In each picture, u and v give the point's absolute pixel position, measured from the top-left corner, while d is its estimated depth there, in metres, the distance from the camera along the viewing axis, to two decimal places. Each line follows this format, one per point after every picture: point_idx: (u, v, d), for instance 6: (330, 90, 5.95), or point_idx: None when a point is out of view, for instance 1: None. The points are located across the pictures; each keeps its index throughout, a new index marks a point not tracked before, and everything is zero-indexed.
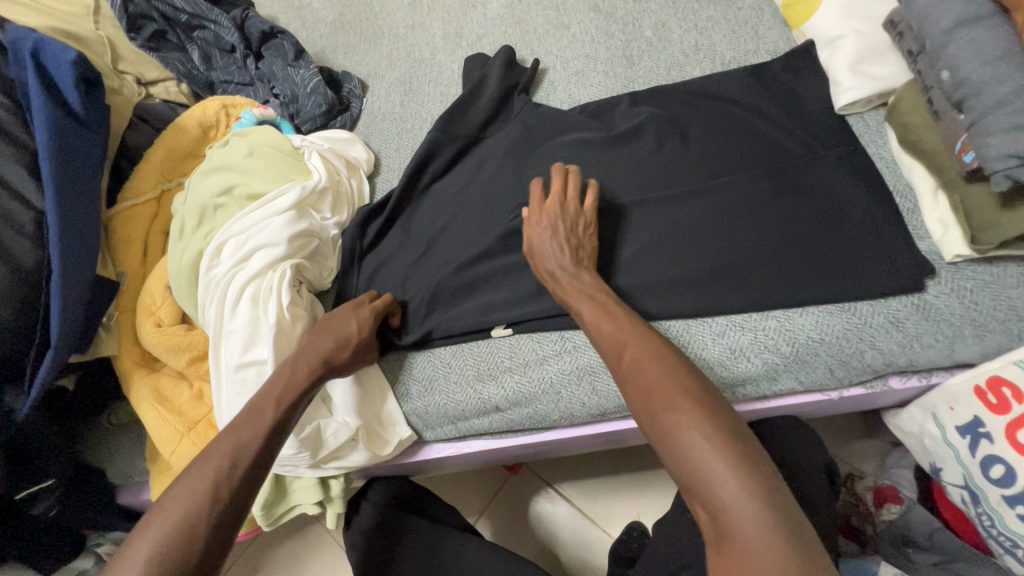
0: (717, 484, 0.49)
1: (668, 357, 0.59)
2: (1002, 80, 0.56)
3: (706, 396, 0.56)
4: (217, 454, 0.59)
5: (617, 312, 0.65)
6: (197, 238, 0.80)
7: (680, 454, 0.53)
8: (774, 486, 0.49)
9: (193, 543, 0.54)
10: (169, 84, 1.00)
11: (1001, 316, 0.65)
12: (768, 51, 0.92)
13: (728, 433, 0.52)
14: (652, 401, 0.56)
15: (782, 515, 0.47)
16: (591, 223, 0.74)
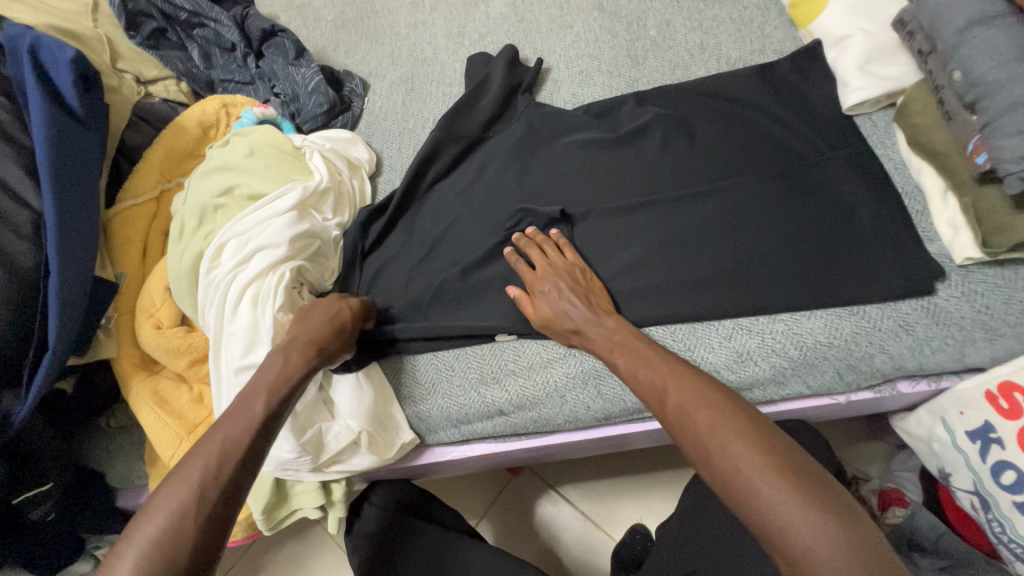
0: (789, 529, 0.47)
1: (712, 396, 0.58)
2: (1017, 81, 0.55)
3: (764, 434, 0.54)
4: (205, 449, 0.58)
5: (653, 356, 0.64)
6: (197, 239, 0.79)
7: (750, 504, 0.50)
8: (855, 526, 0.47)
9: (181, 541, 0.52)
10: (168, 83, 0.99)
11: (1012, 321, 0.65)
12: (774, 50, 0.91)
13: (796, 474, 0.50)
14: (707, 449, 0.54)
15: (870, 560, 0.45)
16: (584, 270, 0.76)
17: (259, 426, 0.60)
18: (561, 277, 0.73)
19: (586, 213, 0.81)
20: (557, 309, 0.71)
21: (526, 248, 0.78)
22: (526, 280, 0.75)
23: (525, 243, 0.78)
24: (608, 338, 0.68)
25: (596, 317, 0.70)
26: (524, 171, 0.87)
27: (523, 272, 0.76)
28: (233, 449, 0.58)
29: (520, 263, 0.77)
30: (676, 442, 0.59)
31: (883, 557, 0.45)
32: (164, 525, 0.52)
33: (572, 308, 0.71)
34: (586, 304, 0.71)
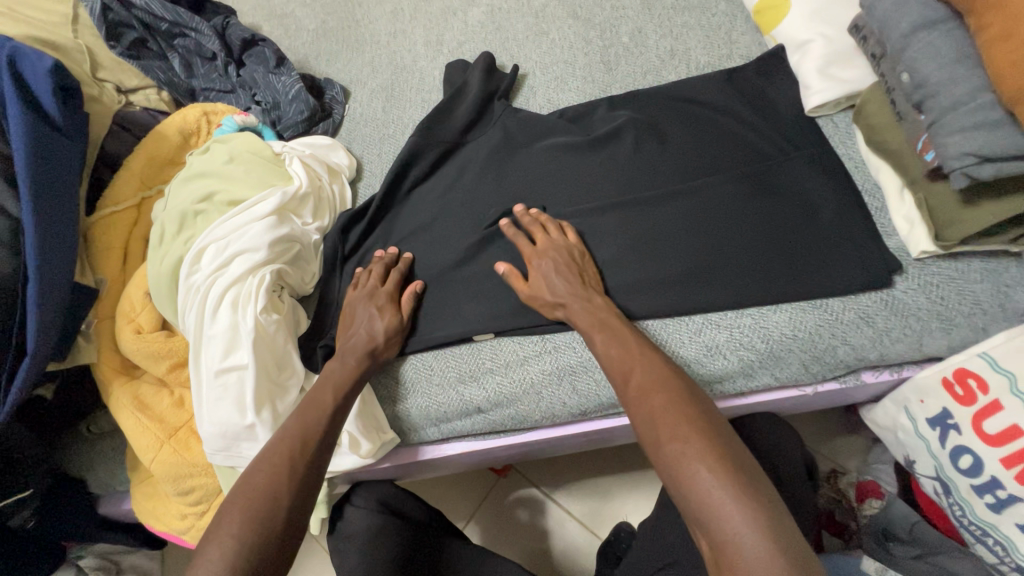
0: (722, 513, 0.49)
1: (674, 383, 0.61)
2: (958, 81, 0.58)
3: (713, 428, 0.56)
4: (289, 435, 0.65)
5: (629, 341, 0.67)
6: (177, 244, 0.80)
7: (685, 487, 0.53)
8: (781, 522, 0.49)
9: (275, 514, 0.58)
10: (149, 92, 1.00)
11: (966, 312, 0.68)
12: (741, 56, 0.94)
13: (734, 467, 0.52)
14: (658, 432, 0.57)
15: (790, 552, 0.47)
16: (584, 253, 0.77)
17: (330, 413, 0.67)
18: (558, 256, 0.76)
19: (561, 214, 0.83)
20: (547, 285, 0.74)
21: (528, 226, 0.80)
22: (522, 256, 0.78)
23: (526, 221, 0.80)
24: (580, 330, 0.71)
25: (584, 296, 0.72)
26: (501, 175, 0.89)
27: (521, 248, 0.78)
28: (310, 459, 0.63)
29: (518, 242, 0.79)
30: (632, 423, 0.61)
31: (803, 557, 0.47)
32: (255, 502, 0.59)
33: (561, 285, 0.73)
34: (576, 284, 0.73)
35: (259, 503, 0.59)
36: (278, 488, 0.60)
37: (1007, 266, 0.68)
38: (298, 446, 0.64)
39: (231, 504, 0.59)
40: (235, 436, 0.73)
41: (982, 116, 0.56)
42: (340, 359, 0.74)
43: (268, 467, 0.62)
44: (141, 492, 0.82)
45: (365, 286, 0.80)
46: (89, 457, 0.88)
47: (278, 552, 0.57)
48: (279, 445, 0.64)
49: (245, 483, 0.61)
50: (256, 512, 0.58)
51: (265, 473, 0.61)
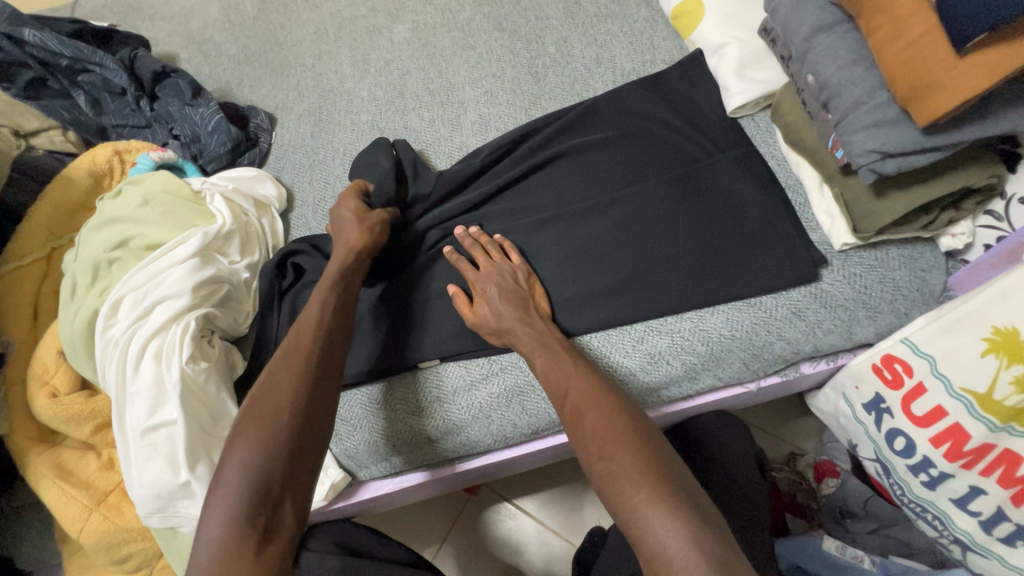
0: (648, 524, 0.50)
1: (607, 398, 0.61)
2: (857, 82, 0.61)
3: (644, 439, 0.56)
4: (285, 362, 0.62)
5: (566, 358, 0.67)
6: (92, 297, 0.75)
7: (617, 501, 0.53)
8: (707, 527, 0.49)
9: (279, 432, 0.57)
10: (53, 134, 0.94)
11: (889, 298, 0.70)
12: (663, 61, 0.95)
13: (662, 478, 0.52)
14: (591, 449, 0.57)
15: (714, 557, 0.46)
16: (529, 275, 0.77)
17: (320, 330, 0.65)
18: (500, 280, 0.75)
19: (498, 232, 0.82)
20: (492, 309, 0.72)
21: (469, 248, 0.79)
22: (466, 279, 0.76)
23: (466, 243, 0.79)
24: (522, 349, 0.70)
25: (532, 319, 0.72)
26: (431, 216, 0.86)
27: (464, 272, 0.77)
28: (306, 375, 0.61)
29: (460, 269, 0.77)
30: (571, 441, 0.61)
31: (728, 557, 0.47)
32: (256, 430, 0.57)
33: (507, 310, 0.72)
34: (525, 308, 0.73)
35: (265, 427, 0.57)
36: (281, 409, 0.58)
37: (922, 251, 0.71)
38: (295, 358, 0.62)
39: (243, 432, 0.57)
40: (170, 496, 0.68)
41: (881, 114, 0.58)
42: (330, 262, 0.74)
43: (270, 378, 0.61)
44: (74, 566, 0.76)
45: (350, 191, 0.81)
46: (11, 534, 0.81)
47: (287, 471, 0.55)
48: (278, 359, 0.62)
49: (254, 395, 0.60)
50: (265, 423, 0.57)
51: (268, 390, 0.60)
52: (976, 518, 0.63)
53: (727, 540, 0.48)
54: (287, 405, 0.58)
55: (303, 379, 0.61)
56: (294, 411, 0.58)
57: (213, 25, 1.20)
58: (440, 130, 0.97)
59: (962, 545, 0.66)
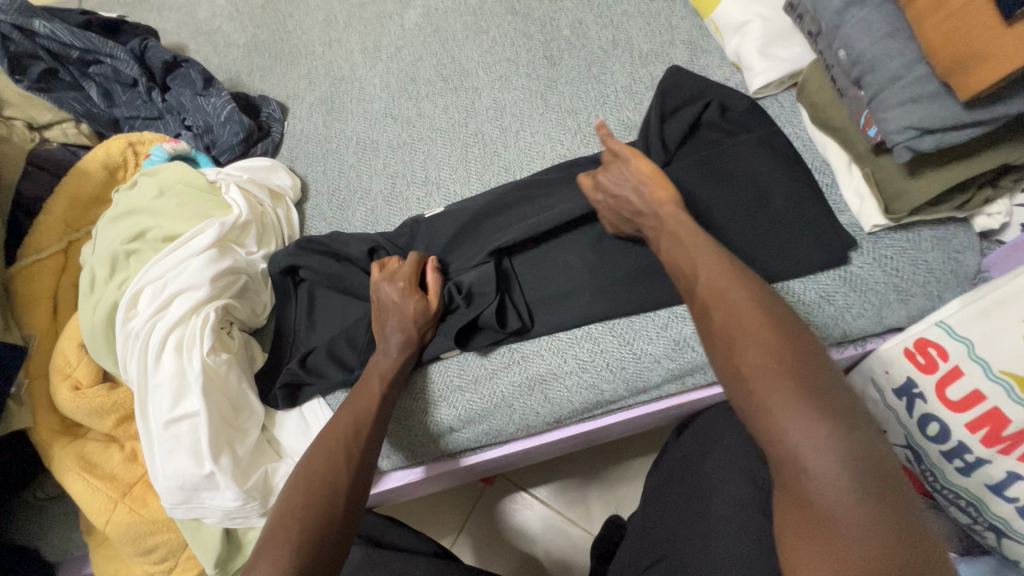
0: (781, 426, 0.46)
1: (745, 291, 0.55)
2: (893, 55, 0.58)
3: (781, 335, 0.51)
4: (329, 451, 0.63)
5: (697, 243, 0.62)
6: (111, 289, 0.75)
7: (742, 397, 0.50)
8: (852, 441, 0.44)
9: (308, 527, 0.57)
10: (66, 126, 0.95)
11: (922, 281, 0.68)
12: (682, 42, 0.92)
13: (799, 378, 0.48)
14: (721, 343, 0.54)
15: (855, 472, 0.43)
16: (635, 158, 0.70)
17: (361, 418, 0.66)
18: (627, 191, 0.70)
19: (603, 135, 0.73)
20: (613, 209, 0.72)
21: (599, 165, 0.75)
22: (582, 187, 0.74)
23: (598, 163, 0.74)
24: (653, 237, 0.68)
25: (650, 210, 0.68)
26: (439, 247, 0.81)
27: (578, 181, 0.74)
28: (348, 465, 0.62)
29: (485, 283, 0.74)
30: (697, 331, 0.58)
31: (871, 470, 0.43)
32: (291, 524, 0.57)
33: (624, 206, 0.70)
34: (637, 202, 0.69)
35: (297, 524, 0.57)
36: (315, 503, 0.59)
37: (956, 232, 0.69)
38: (339, 449, 0.63)
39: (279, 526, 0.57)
40: (194, 487, 0.68)
41: (918, 89, 0.56)
42: (381, 351, 0.72)
43: (308, 470, 0.62)
44: (99, 556, 0.77)
45: (403, 273, 0.73)
46: (36, 525, 0.82)
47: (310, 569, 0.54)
48: (323, 446, 0.64)
49: (293, 485, 0.61)
50: (297, 521, 0.57)
51: (308, 481, 0.61)
52: (1013, 504, 0.61)
53: (872, 450, 0.44)
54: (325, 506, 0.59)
55: (342, 470, 0.62)
56: (327, 508, 0.59)
57: (221, 14, 1.19)
58: (454, 117, 0.95)
59: (998, 532, 0.65)
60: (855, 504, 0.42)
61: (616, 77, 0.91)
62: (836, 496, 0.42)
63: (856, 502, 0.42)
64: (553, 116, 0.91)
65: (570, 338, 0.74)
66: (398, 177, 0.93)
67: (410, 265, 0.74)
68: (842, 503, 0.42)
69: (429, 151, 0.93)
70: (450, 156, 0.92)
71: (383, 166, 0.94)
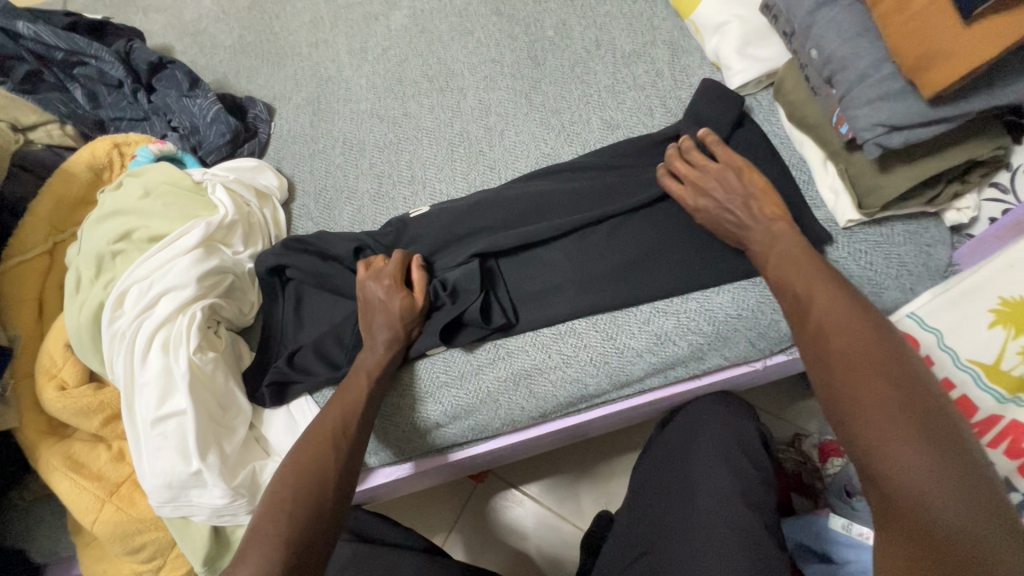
0: (899, 459, 0.45)
1: (866, 320, 0.55)
2: (862, 54, 0.60)
3: (906, 375, 0.49)
4: (318, 438, 0.64)
5: (805, 268, 0.61)
6: (97, 289, 0.75)
7: (855, 432, 0.49)
8: (979, 486, 0.43)
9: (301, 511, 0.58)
10: (50, 127, 0.93)
11: (894, 275, 0.70)
12: (664, 42, 0.93)
13: (923, 422, 0.46)
14: (830, 370, 0.53)
15: (985, 516, 0.41)
16: (747, 170, 0.70)
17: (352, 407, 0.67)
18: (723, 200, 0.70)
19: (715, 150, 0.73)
20: (711, 218, 0.71)
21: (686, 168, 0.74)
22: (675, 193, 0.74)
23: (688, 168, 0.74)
24: (757, 250, 0.67)
25: (756, 222, 0.68)
26: (425, 245, 0.82)
27: (670, 189, 0.74)
28: (336, 453, 0.63)
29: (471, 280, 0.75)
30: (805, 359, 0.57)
31: (1007, 529, 0.40)
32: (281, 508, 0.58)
33: (725, 216, 0.70)
34: (741, 213, 0.69)
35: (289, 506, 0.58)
36: (306, 489, 0.60)
37: (927, 226, 0.71)
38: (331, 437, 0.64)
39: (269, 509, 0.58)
40: (182, 485, 0.69)
41: (886, 87, 0.58)
42: (368, 348, 0.72)
43: (297, 458, 0.62)
44: (87, 557, 0.77)
45: (389, 271, 0.74)
46: (22, 527, 0.82)
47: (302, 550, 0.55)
48: (312, 434, 0.65)
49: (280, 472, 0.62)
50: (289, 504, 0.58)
51: (296, 467, 0.61)
52: None
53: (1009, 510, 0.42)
54: (314, 489, 0.60)
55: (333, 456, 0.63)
56: (317, 493, 0.60)
57: (208, 15, 1.19)
58: (440, 116, 0.96)
59: None
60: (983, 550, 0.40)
61: (599, 77, 0.92)
62: (968, 550, 0.40)
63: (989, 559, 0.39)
64: (537, 116, 0.92)
65: (554, 333, 0.76)
66: (384, 176, 0.93)
67: (395, 263, 0.75)
68: (970, 559, 0.40)
69: (415, 150, 0.94)
70: (436, 155, 0.93)
71: (370, 166, 0.95)
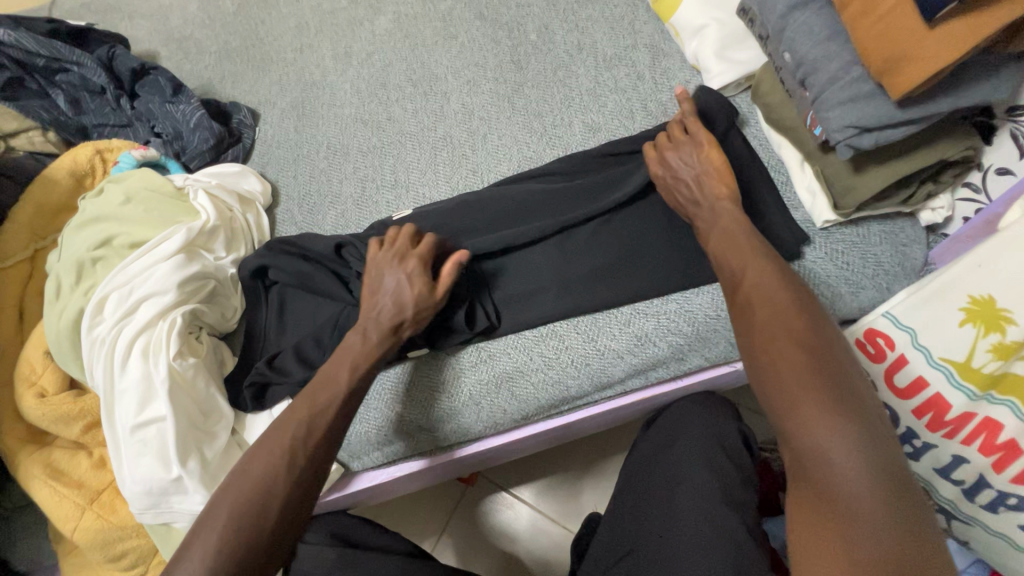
0: (806, 423, 0.46)
1: (789, 288, 0.55)
2: (833, 57, 0.61)
3: (823, 342, 0.50)
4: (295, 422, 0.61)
5: (751, 246, 0.60)
6: (77, 296, 0.75)
7: (771, 398, 0.49)
8: (876, 445, 0.45)
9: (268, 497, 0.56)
10: (33, 133, 0.95)
11: (871, 274, 0.71)
12: (645, 45, 0.94)
13: (833, 389, 0.47)
14: (754, 339, 0.53)
15: (879, 474, 0.43)
16: (708, 147, 0.69)
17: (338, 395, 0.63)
18: (682, 171, 0.70)
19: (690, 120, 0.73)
20: (670, 189, 0.72)
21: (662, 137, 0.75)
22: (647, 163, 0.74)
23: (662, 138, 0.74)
24: (701, 228, 0.67)
25: (704, 200, 0.68)
26: None
27: (647, 155, 0.75)
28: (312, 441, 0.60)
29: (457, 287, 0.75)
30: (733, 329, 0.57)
31: (892, 486, 0.43)
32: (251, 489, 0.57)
33: (681, 189, 0.70)
34: (694, 190, 0.69)
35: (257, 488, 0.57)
36: (275, 473, 0.58)
37: (903, 226, 0.72)
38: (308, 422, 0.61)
39: (236, 487, 0.57)
40: (162, 491, 0.69)
41: (856, 89, 0.59)
42: (362, 333, 0.68)
43: (270, 439, 0.60)
44: (68, 564, 0.77)
45: (416, 255, 0.70)
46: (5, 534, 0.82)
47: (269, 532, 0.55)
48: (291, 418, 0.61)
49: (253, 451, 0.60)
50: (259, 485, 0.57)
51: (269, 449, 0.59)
52: (959, 486, 0.64)
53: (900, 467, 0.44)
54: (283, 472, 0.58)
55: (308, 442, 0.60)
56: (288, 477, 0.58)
57: (193, 21, 1.19)
58: (423, 120, 0.96)
59: (947, 514, 0.67)
60: (872, 506, 0.42)
61: (582, 80, 0.93)
62: (861, 508, 0.43)
63: (878, 515, 0.42)
64: (520, 119, 0.92)
65: (536, 336, 0.76)
66: (367, 181, 0.94)
67: (425, 248, 0.71)
68: (865, 518, 0.42)
69: (399, 155, 0.94)
70: (420, 159, 0.93)
71: (353, 170, 0.95)
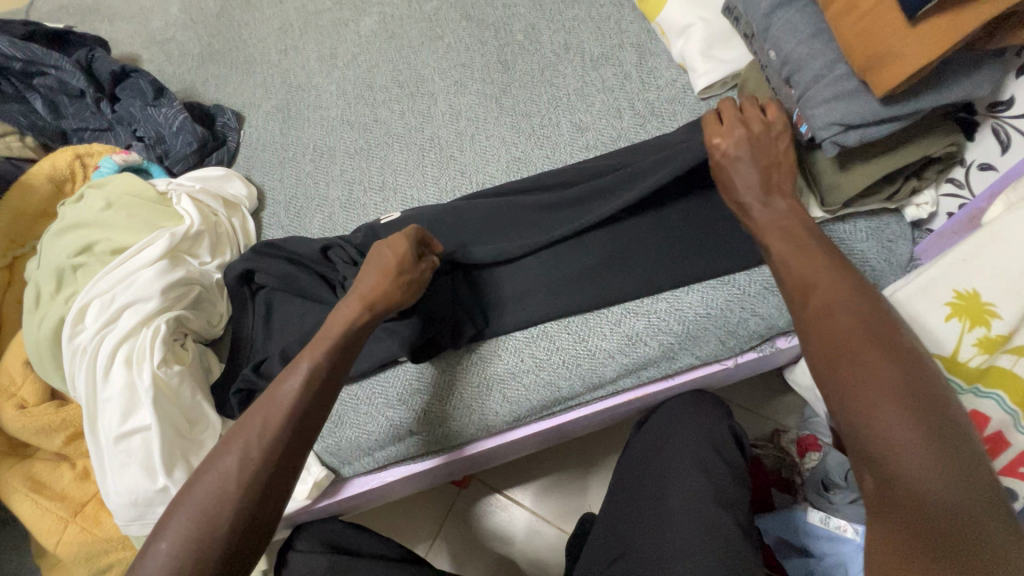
0: (903, 453, 0.43)
1: (864, 302, 0.51)
2: (817, 55, 0.61)
3: (908, 362, 0.47)
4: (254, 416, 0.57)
5: (807, 244, 0.57)
6: (57, 304, 0.74)
7: (858, 425, 0.46)
8: (974, 475, 0.42)
9: (222, 498, 0.53)
10: (10, 139, 0.93)
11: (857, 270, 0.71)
12: (632, 44, 0.94)
13: (925, 411, 0.44)
14: (832, 356, 0.49)
15: (981, 507, 0.41)
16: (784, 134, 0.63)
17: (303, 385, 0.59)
18: (748, 153, 0.62)
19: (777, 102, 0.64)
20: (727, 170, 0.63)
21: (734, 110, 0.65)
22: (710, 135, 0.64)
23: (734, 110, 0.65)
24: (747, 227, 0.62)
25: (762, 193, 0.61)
26: None
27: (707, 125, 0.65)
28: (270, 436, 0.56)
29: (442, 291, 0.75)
30: (799, 338, 0.53)
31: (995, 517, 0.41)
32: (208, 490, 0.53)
33: (740, 174, 0.62)
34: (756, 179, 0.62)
35: (211, 489, 0.53)
36: (227, 473, 0.54)
37: (888, 222, 0.72)
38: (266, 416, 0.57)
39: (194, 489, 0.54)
40: (148, 502, 0.67)
41: (840, 87, 0.59)
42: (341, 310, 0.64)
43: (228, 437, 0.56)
44: None
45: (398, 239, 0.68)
46: None
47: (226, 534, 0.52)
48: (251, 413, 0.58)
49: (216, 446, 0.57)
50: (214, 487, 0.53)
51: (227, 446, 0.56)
52: None
53: (999, 496, 0.42)
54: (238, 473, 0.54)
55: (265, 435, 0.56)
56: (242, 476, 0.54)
57: (175, 23, 1.17)
58: (410, 122, 0.95)
59: None
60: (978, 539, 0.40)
61: (569, 80, 0.93)
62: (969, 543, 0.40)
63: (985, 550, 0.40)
64: (507, 120, 0.92)
65: (526, 337, 0.76)
66: (354, 183, 0.93)
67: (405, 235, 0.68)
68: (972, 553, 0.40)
69: (386, 156, 0.94)
70: (407, 161, 0.92)
71: (340, 173, 0.94)
